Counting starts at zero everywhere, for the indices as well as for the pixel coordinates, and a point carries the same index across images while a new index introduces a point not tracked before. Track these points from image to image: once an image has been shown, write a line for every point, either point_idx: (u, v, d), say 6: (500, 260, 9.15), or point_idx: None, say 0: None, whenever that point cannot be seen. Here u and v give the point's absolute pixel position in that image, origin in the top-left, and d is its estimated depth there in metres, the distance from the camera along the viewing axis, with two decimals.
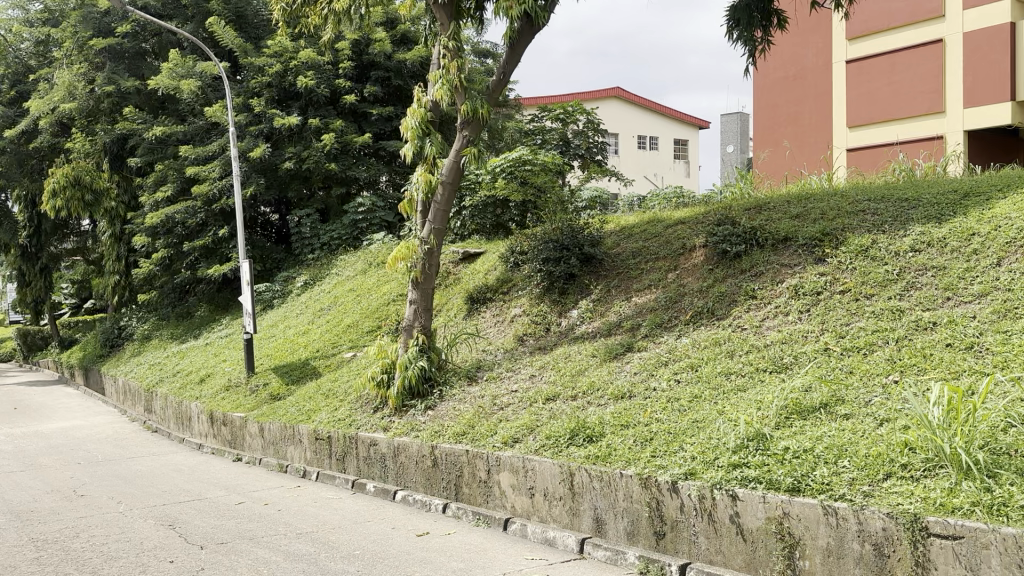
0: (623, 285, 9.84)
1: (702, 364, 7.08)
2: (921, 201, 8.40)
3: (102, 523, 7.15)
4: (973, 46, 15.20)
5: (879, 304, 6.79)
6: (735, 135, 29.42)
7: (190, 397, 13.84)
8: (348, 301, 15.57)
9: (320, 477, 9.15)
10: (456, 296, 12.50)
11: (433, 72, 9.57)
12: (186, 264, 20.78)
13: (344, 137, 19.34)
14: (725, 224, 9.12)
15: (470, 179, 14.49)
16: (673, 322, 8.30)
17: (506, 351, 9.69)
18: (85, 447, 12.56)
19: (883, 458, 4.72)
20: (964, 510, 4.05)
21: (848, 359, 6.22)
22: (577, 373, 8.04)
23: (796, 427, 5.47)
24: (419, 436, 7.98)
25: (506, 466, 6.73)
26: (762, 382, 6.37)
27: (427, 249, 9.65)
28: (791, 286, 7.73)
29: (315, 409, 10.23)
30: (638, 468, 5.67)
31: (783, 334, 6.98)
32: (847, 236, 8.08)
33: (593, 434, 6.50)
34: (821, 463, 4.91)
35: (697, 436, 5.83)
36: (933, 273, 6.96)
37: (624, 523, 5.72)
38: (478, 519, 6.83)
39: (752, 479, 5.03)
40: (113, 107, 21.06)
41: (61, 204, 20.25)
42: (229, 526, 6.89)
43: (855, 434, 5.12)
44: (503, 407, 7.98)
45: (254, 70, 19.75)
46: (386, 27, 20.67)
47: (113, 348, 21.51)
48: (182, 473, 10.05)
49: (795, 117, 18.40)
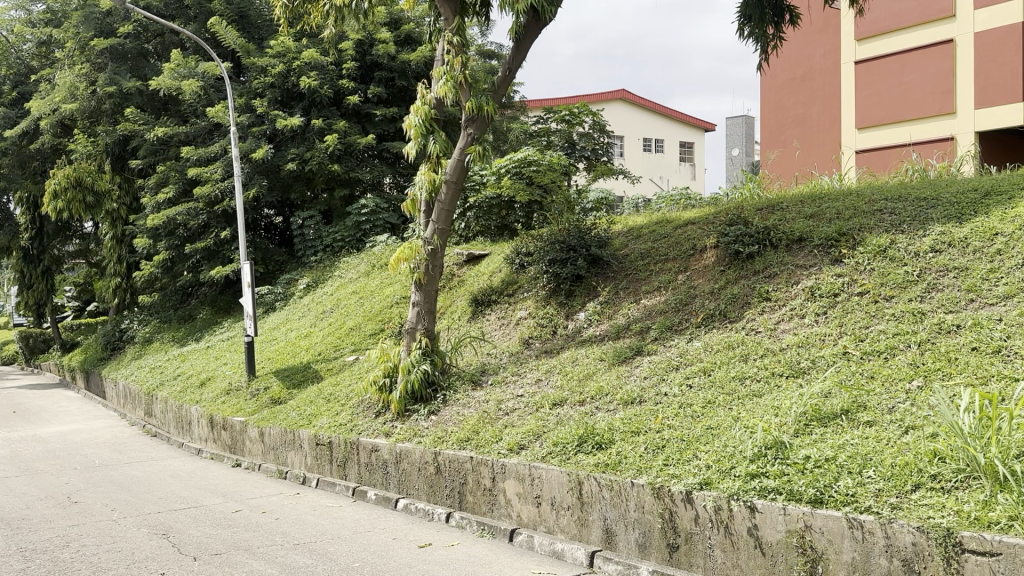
0: (632, 286, 9.61)
1: (716, 369, 6.83)
2: (940, 201, 8.15)
3: (93, 532, 6.92)
4: (984, 46, 14.94)
5: (900, 307, 6.53)
6: (741, 138, 29.16)
7: (191, 400, 13.63)
8: (350, 304, 15.35)
9: (320, 483, 8.92)
10: (460, 298, 12.27)
11: (436, 68, 9.31)
12: (188, 266, 20.59)
13: (348, 138, 19.15)
14: (737, 223, 8.89)
15: (474, 180, 14.26)
16: (684, 324, 8.07)
17: (512, 355, 9.45)
18: (83, 451, 12.37)
19: (911, 468, 4.46)
20: (1001, 525, 3.79)
21: (869, 363, 5.96)
22: (585, 377, 7.80)
23: (816, 434, 5.23)
24: (422, 442, 7.74)
25: (512, 474, 6.49)
26: (779, 387, 6.12)
27: (431, 249, 9.42)
28: (807, 288, 7.48)
29: (316, 413, 10.00)
30: (650, 477, 5.42)
31: (799, 337, 6.74)
32: (864, 236, 7.83)
33: (603, 441, 6.24)
34: (844, 473, 4.66)
35: (711, 444, 5.59)
36: (955, 274, 6.71)
37: (635, 534, 5.47)
38: (482, 530, 6.59)
39: (771, 490, 4.78)
40: (115, 108, 20.91)
41: (62, 206, 20.17)
42: (225, 536, 6.67)
43: (879, 443, 4.87)
44: (509, 412, 7.73)
45: (257, 70, 19.58)
46: (390, 28, 20.51)
47: (114, 351, 21.31)
48: (179, 479, 9.83)
49: (803, 118, 18.22)
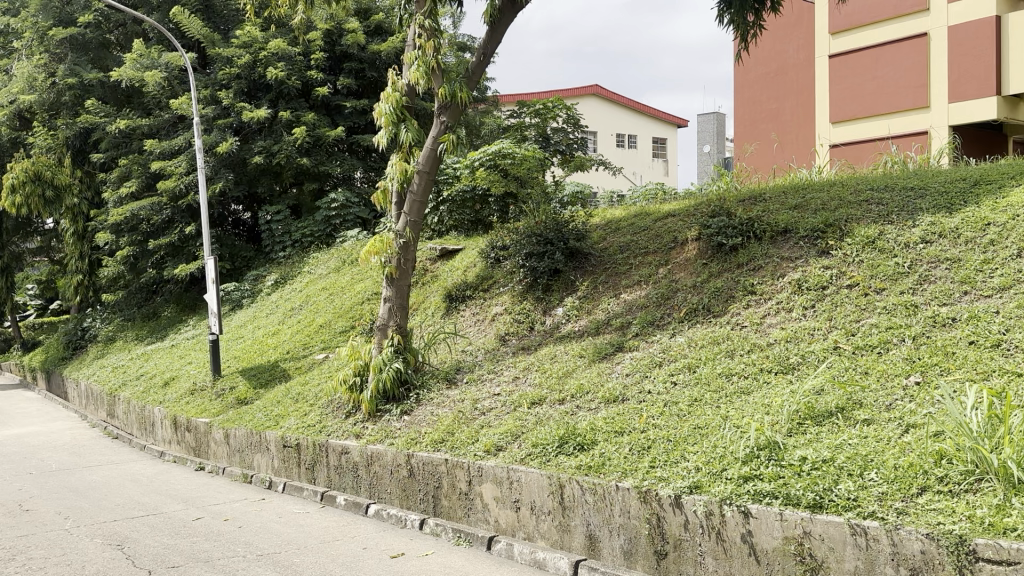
0: (612, 281, 9.29)
1: (701, 365, 6.55)
2: (928, 190, 7.97)
3: (42, 543, 6.44)
4: (958, 39, 14.77)
5: (892, 299, 6.30)
6: (711, 135, 28.94)
7: (153, 401, 13.04)
8: (320, 301, 14.86)
9: (287, 488, 8.51)
10: (434, 294, 11.88)
11: (408, 53, 8.89)
12: (152, 263, 19.89)
13: (318, 130, 18.62)
14: (720, 215, 8.60)
15: (448, 173, 13.90)
16: (667, 319, 7.76)
17: (487, 351, 9.12)
18: (38, 456, 11.75)
19: (916, 470, 4.21)
20: (1018, 531, 3.53)
21: (862, 358, 5.72)
22: (565, 375, 7.47)
23: (811, 434, 4.95)
24: (395, 444, 7.36)
25: (489, 477, 6.15)
26: (769, 384, 5.85)
27: (403, 242, 8.97)
28: (793, 281, 7.22)
29: (283, 414, 9.56)
30: (636, 480, 5.11)
31: (787, 332, 6.47)
32: (852, 227, 7.60)
33: (585, 442, 5.92)
34: (844, 475, 4.38)
35: (700, 444, 5.29)
36: (948, 266, 6.48)
37: (620, 540, 5.16)
38: (459, 538, 6.23)
39: (767, 494, 4.48)
40: (75, 100, 20.11)
41: (20, 201, 19.46)
42: (184, 547, 6.24)
43: (879, 443, 4.62)
44: (485, 412, 7.38)
45: (223, 61, 18.93)
46: (360, 17, 20.03)
47: (76, 350, 20.55)
48: (139, 485, 9.31)
49: (778, 112, 18.20)
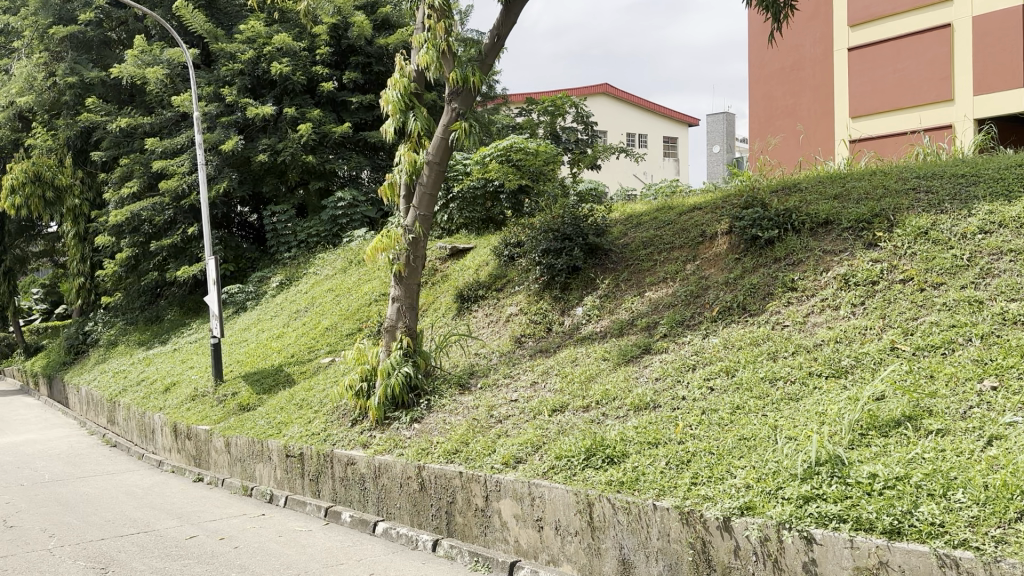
0: (634, 278, 8.72)
1: (739, 369, 5.95)
2: (980, 177, 7.36)
3: (20, 565, 5.88)
4: (983, 30, 14.07)
5: (952, 295, 5.71)
6: (721, 134, 28.27)
7: (153, 407, 12.49)
8: (326, 303, 14.33)
9: (288, 503, 7.99)
10: (445, 294, 11.33)
11: (417, 35, 8.29)
12: (154, 265, 19.38)
13: (323, 127, 18.16)
14: (754, 206, 8.03)
15: (457, 169, 13.33)
16: (696, 319, 7.17)
17: (503, 354, 8.55)
18: (32, 465, 11.19)
19: (1011, 491, 3.60)
20: None
21: (924, 360, 5.14)
22: (587, 381, 6.89)
23: (877, 447, 4.36)
24: (404, 454, 6.79)
25: (508, 493, 5.58)
26: (820, 390, 5.25)
27: (411, 239, 8.37)
28: (840, 276, 6.61)
29: (286, 421, 8.98)
30: (676, 498, 4.53)
31: (836, 332, 5.88)
32: (900, 217, 7.00)
33: (615, 455, 5.33)
34: (924, 497, 3.77)
35: (748, 458, 4.70)
36: (1012, 257, 5.89)
37: (659, 566, 4.59)
38: (476, 562, 5.65)
39: (835, 517, 3.89)
40: (76, 99, 19.49)
41: (20, 201, 19.13)
42: (174, 571, 5.68)
43: (958, 457, 4.04)
44: (502, 420, 6.81)
45: (226, 57, 18.37)
46: (365, 11, 19.57)
47: (78, 355, 20.03)
48: (133, 498, 8.75)
49: (798, 104, 17.42)
